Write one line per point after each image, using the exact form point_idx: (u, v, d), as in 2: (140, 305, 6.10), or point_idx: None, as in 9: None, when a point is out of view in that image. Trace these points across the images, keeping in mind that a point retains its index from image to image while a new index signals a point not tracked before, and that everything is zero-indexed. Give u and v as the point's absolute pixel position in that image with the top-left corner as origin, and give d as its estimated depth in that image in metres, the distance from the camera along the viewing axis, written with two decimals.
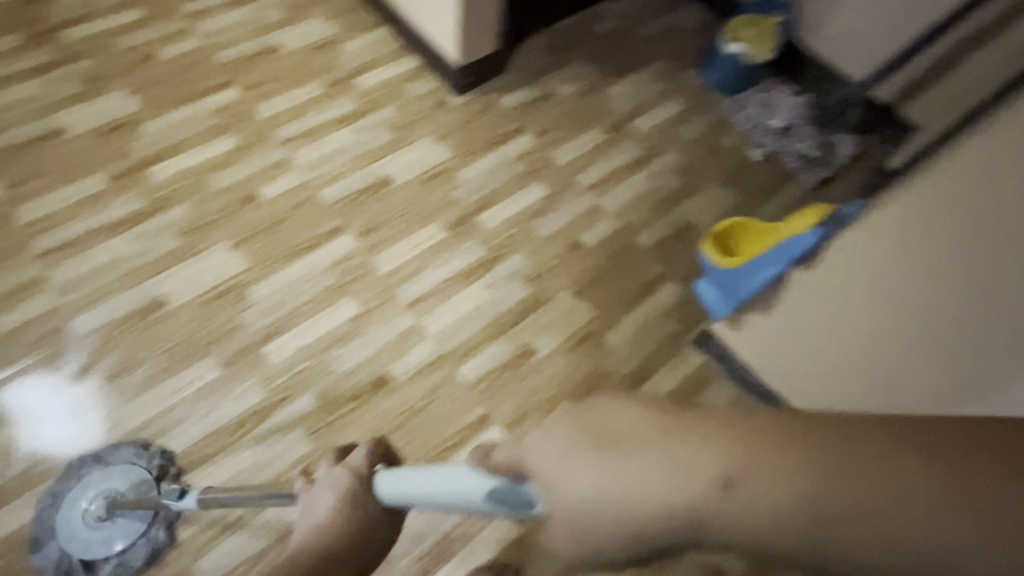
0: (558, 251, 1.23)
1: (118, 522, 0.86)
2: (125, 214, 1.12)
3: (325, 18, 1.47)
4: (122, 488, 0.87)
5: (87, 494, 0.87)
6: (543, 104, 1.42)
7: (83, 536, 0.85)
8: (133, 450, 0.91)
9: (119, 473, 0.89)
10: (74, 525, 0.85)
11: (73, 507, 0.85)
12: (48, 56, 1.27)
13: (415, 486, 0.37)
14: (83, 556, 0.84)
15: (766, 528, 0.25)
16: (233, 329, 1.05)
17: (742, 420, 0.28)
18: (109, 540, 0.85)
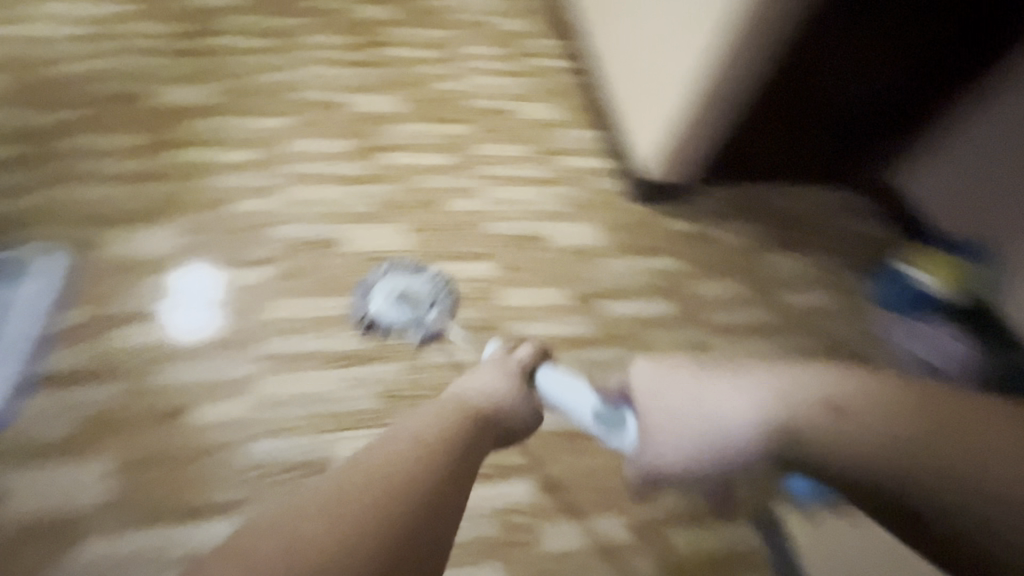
0: (657, 366, 1.27)
1: (397, 305, 1.20)
2: (351, 175, 1.45)
3: (560, 107, 1.77)
4: (424, 290, 1.23)
5: (380, 284, 1.22)
6: (705, 240, 1.52)
7: (381, 304, 1.19)
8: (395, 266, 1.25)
9: (396, 278, 1.23)
10: (376, 296, 1.20)
11: (388, 283, 1.22)
12: (364, 57, 1.74)
13: (567, 388, 0.94)
14: (371, 316, 1.18)
15: (879, 449, 0.77)
16: (372, 287, 1.25)
17: (906, 403, 0.79)
18: (395, 314, 1.18)
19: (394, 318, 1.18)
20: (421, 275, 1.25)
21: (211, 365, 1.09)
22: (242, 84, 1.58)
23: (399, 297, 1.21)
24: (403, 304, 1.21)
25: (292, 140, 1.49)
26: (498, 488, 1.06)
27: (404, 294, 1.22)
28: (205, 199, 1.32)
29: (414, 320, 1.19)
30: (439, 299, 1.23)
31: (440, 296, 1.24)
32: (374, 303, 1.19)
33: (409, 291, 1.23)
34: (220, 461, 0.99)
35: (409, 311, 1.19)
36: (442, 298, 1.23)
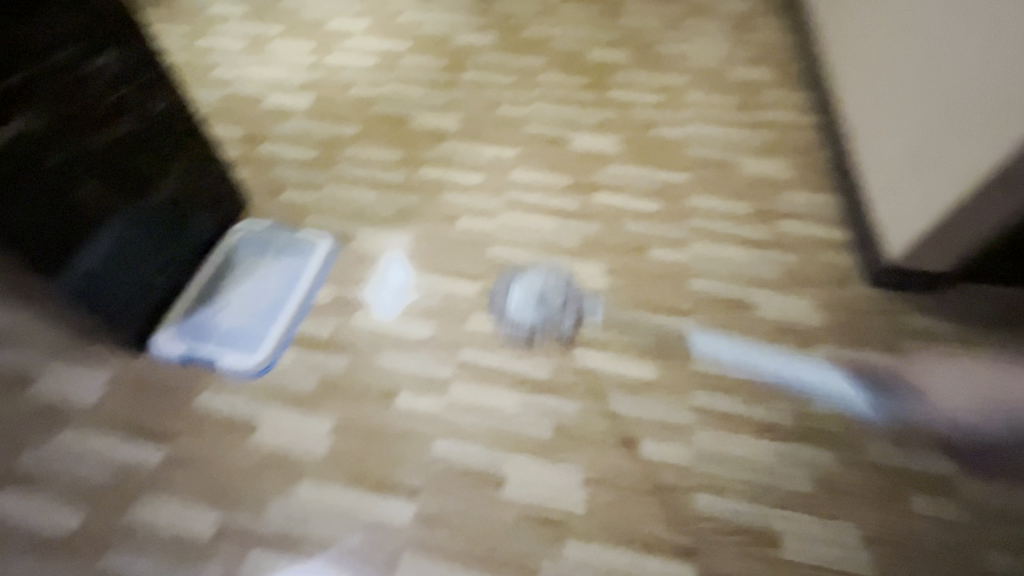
0: (871, 484, 1.06)
1: (542, 303, 1.31)
2: (561, 207, 1.52)
3: (790, 165, 1.63)
4: (553, 291, 1.33)
5: (518, 291, 1.34)
6: (959, 348, 1.23)
7: (523, 307, 1.31)
8: (539, 277, 1.36)
9: (523, 284, 1.35)
10: (520, 304, 1.31)
11: (518, 285, 1.34)
12: (592, 99, 1.83)
13: None
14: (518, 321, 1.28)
15: None
16: (564, 319, 1.29)
17: None
18: (529, 309, 1.30)
19: (534, 319, 1.28)
20: (538, 273, 1.37)
21: (419, 360, 1.24)
22: (484, 116, 1.79)
23: (538, 301, 1.31)
24: (542, 307, 1.31)
25: (515, 168, 1.63)
26: (658, 563, 0.98)
27: (539, 295, 1.32)
28: (438, 213, 1.52)
29: (552, 317, 1.28)
30: (558, 295, 1.32)
31: (564, 300, 1.32)
32: (507, 299, 1.33)
33: (541, 290, 1.33)
34: (412, 448, 1.11)
35: (544, 311, 1.29)
36: (569, 308, 1.30)
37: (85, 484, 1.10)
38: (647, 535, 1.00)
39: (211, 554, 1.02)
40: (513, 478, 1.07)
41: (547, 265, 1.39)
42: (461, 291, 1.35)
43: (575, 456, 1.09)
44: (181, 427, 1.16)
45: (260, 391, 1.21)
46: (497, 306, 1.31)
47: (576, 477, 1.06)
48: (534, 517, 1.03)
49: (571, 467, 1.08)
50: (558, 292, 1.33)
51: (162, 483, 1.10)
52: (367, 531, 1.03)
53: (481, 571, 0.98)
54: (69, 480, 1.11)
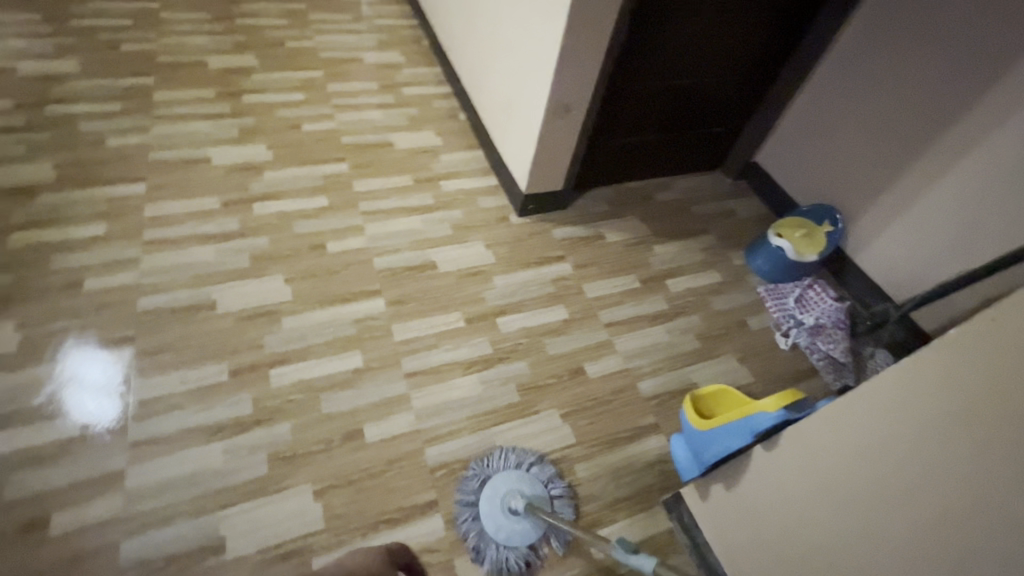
0: (559, 372, 1.28)
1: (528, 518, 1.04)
2: (220, 231, 1.38)
3: (437, 132, 1.78)
4: (540, 493, 1.07)
5: (513, 503, 1.04)
6: (590, 242, 1.56)
7: (518, 527, 1.02)
8: (512, 473, 1.09)
9: (510, 488, 1.06)
10: (506, 525, 1.02)
11: (497, 491, 1.05)
12: (225, 110, 1.68)
13: None
14: (502, 546, 1.01)
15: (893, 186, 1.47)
16: (254, 345, 1.19)
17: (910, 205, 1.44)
18: (524, 535, 1.02)
19: (524, 540, 1.02)
20: (516, 468, 1.10)
21: (72, 465, 0.99)
22: (89, 154, 1.48)
23: (528, 510, 1.04)
24: (531, 518, 1.04)
25: (149, 203, 1.40)
26: (408, 530, 1.01)
27: (529, 503, 1.05)
28: (53, 283, 1.22)
29: (547, 534, 1.03)
30: (557, 501, 1.08)
31: (556, 501, 1.08)
32: (485, 515, 1.03)
33: (531, 497, 1.07)
34: (92, 570, 0.90)
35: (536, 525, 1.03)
36: (561, 509, 1.07)
37: None
38: (392, 510, 1.02)
39: None
40: (237, 533, 0.96)
41: (531, 456, 1.13)
42: (113, 363, 1.12)
43: (301, 476, 1.03)
44: None
45: None
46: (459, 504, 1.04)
47: (306, 496, 1.01)
48: (269, 561, 0.94)
49: (299, 488, 1.02)
50: (551, 494, 1.08)
51: None
52: None
53: None
54: None
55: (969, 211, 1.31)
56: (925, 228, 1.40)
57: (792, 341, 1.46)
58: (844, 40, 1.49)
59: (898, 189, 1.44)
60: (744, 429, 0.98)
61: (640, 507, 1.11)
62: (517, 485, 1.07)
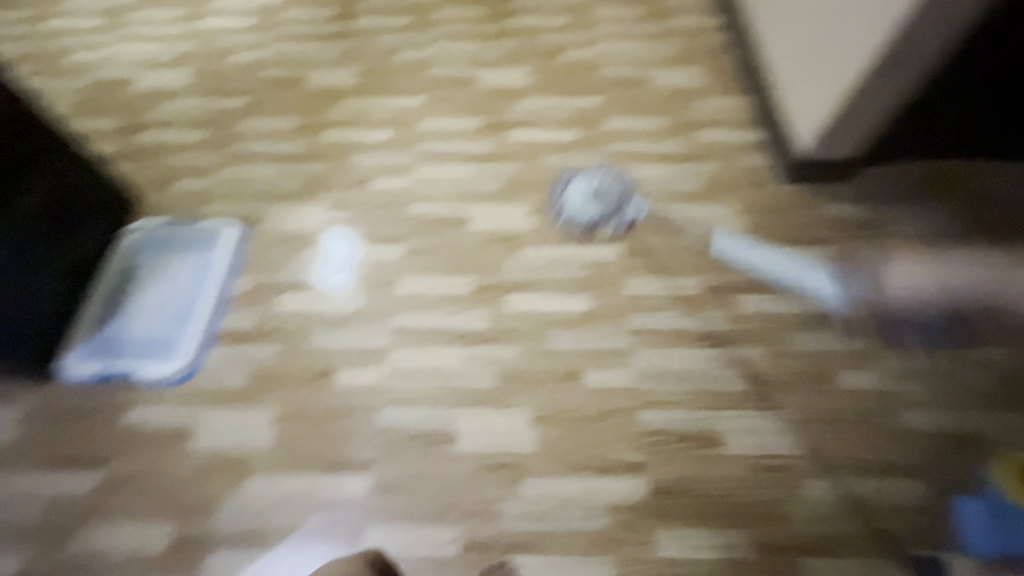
0: (801, 371, 1.12)
1: (594, 203, 1.33)
2: (478, 152, 1.46)
3: (702, 72, 1.59)
4: (610, 191, 1.35)
5: (584, 187, 1.35)
6: (870, 230, 1.29)
7: (578, 200, 1.33)
8: (606, 176, 1.38)
9: (593, 182, 1.36)
10: (578, 202, 1.33)
11: (581, 182, 1.36)
12: (494, 31, 1.72)
13: None
14: (573, 212, 1.32)
15: None
16: (496, 267, 1.26)
17: None
18: (588, 209, 1.31)
19: (592, 214, 1.31)
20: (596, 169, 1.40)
21: (352, 335, 1.20)
22: (383, 65, 1.66)
23: (599, 198, 1.34)
24: (602, 204, 1.33)
25: (424, 117, 1.54)
26: (614, 484, 1.01)
27: (596, 192, 1.34)
28: (350, 177, 1.43)
29: (611, 216, 1.31)
30: (619, 199, 1.33)
31: (620, 199, 1.34)
32: (568, 194, 1.35)
33: (599, 190, 1.35)
34: (359, 423, 1.10)
35: (599, 208, 1.31)
36: (626, 209, 1.33)
37: (20, 525, 1.05)
38: (600, 459, 1.04)
39: (172, 565, 1.01)
40: (465, 431, 1.08)
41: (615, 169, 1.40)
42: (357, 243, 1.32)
43: (522, 399, 1.10)
44: (110, 449, 1.11)
45: (192, 395, 1.15)
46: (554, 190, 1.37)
47: (525, 419, 1.08)
48: (488, 465, 1.04)
49: (519, 410, 1.09)
50: (619, 195, 1.34)
51: (104, 509, 1.06)
52: (325, 512, 1.03)
53: (444, 526, 1.00)
54: (2, 525, 1.05)
55: None
56: None
57: None
58: None
59: None
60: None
61: (874, 553, 0.96)
62: (597, 180, 1.37)
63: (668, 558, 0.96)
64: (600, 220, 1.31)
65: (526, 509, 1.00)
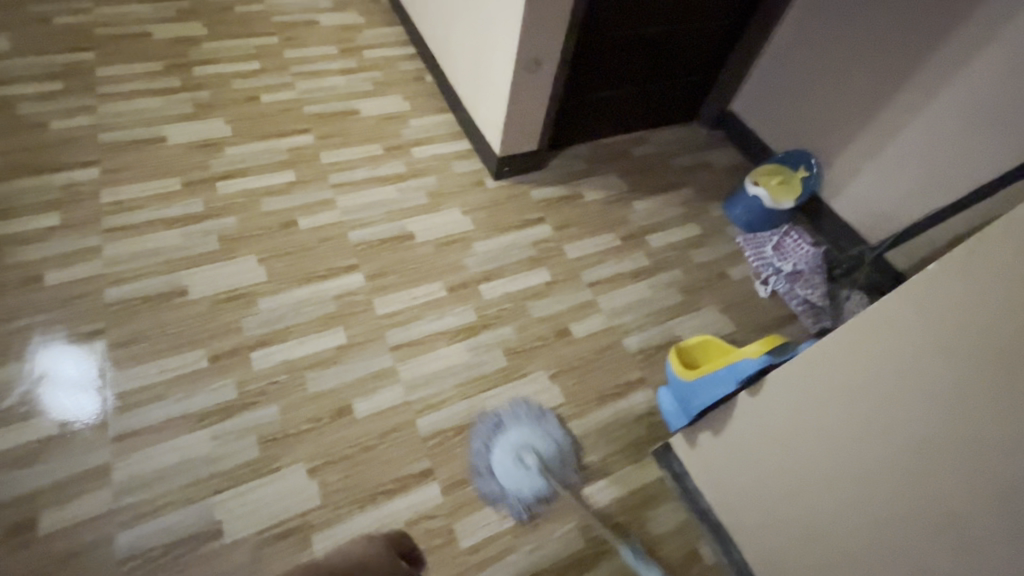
0: (545, 334, 1.27)
1: (528, 472, 1.05)
2: (184, 214, 1.32)
3: (404, 97, 1.71)
4: (551, 449, 1.10)
5: (501, 447, 1.08)
6: (568, 203, 1.53)
7: (514, 474, 1.05)
8: (544, 419, 1.13)
9: (530, 434, 1.10)
10: (525, 483, 1.04)
11: (508, 443, 1.08)
12: (176, 84, 1.58)
13: None
14: (504, 490, 1.04)
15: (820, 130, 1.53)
16: (232, 329, 1.16)
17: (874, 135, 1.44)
18: (525, 483, 1.04)
19: (535, 488, 1.05)
20: (518, 421, 1.12)
21: (56, 464, 0.97)
22: (32, 139, 1.38)
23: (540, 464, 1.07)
24: (544, 469, 1.07)
25: (105, 188, 1.33)
26: (408, 500, 1.02)
27: (540, 457, 1.07)
28: (10, 278, 1.16)
29: (557, 480, 1.06)
30: (566, 455, 1.10)
31: (564, 460, 1.10)
32: (499, 466, 1.06)
33: (543, 451, 1.09)
34: (90, 565, 0.89)
35: (537, 480, 1.05)
36: (568, 462, 1.10)
37: None
38: (389, 482, 1.03)
39: None
40: (234, 516, 0.96)
41: (541, 412, 1.15)
42: (88, 356, 1.09)
43: (293, 456, 1.03)
44: None
45: None
46: (483, 467, 1.06)
47: (301, 474, 1.01)
48: (270, 539, 0.95)
49: (293, 468, 1.02)
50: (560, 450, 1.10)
51: None
52: None
53: None
54: None
55: (946, 141, 1.31)
56: (908, 169, 1.39)
57: (770, 288, 1.49)
58: (780, 35, 1.58)
59: (877, 129, 1.43)
60: (729, 375, 1.01)
61: (633, 458, 1.14)
62: (520, 434, 1.09)
63: (474, 545, 1.00)
64: (541, 493, 1.05)
65: None
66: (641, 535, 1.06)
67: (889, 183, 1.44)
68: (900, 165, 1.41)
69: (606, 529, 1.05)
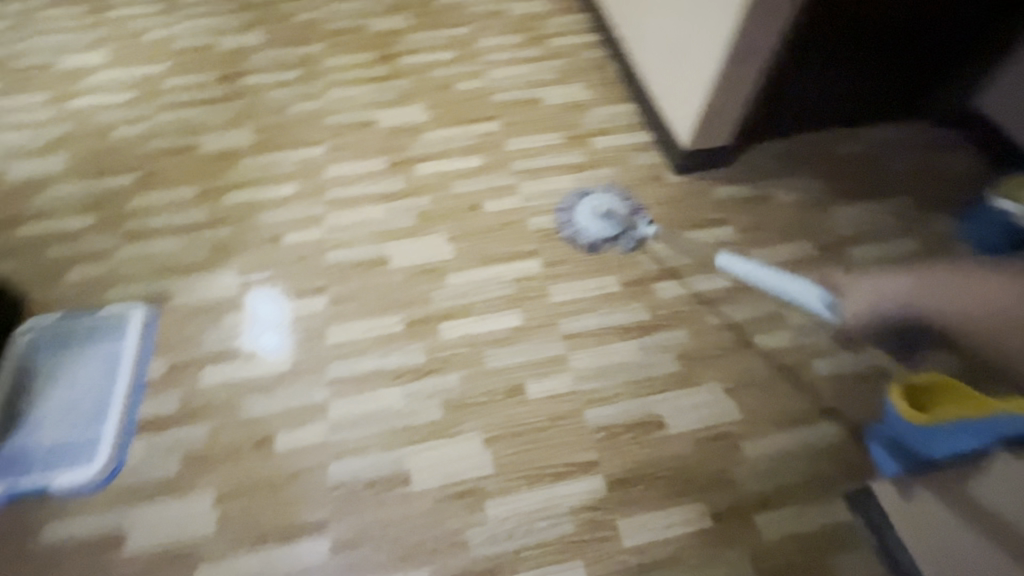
0: (722, 342, 1.20)
1: (603, 225, 1.35)
2: (388, 191, 1.47)
3: (587, 85, 1.71)
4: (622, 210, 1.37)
5: (583, 210, 1.38)
6: (756, 204, 1.41)
7: (591, 226, 1.35)
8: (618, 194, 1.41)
9: (607, 200, 1.38)
10: (594, 226, 1.35)
11: (589, 204, 1.38)
12: (386, 72, 1.76)
13: None
14: (583, 231, 1.35)
15: None
16: (423, 300, 1.28)
17: None
18: (598, 227, 1.34)
19: (600, 232, 1.34)
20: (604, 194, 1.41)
21: (287, 395, 1.16)
22: (278, 120, 1.65)
23: (609, 217, 1.36)
24: (611, 222, 1.35)
25: (328, 164, 1.54)
26: (572, 487, 1.04)
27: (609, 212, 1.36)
28: (260, 236, 1.40)
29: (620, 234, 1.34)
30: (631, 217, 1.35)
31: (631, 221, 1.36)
32: (579, 214, 1.38)
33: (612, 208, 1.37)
34: (307, 483, 1.06)
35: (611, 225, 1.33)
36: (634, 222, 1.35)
37: None
38: (555, 465, 1.06)
39: None
40: (419, 468, 1.07)
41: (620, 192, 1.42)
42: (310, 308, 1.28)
43: (470, 425, 1.10)
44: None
45: (116, 497, 1.06)
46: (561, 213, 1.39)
47: (476, 443, 1.09)
48: (448, 495, 1.04)
49: (470, 435, 1.09)
50: (625, 210, 1.38)
51: None
52: None
53: (413, 569, 0.98)
54: None
55: None
56: None
57: None
58: None
59: None
60: (988, 430, 0.91)
61: (817, 495, 1.03)
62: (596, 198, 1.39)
63: (635, 545, 0.99)
64: (609, 238, 1.34)
65: (492, 531, 1.00)
66: None
67: None
68: None
69: (781, 563, 0.97)
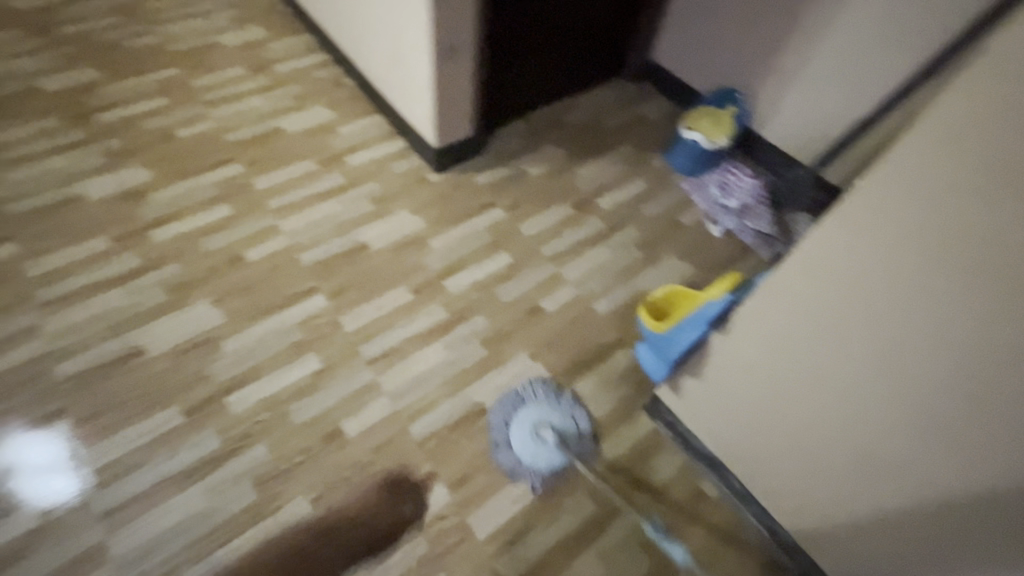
0: (517, 316, 1.28)
1: (546, 448, 1.08)
2: (121, 271, 1.25)
3: (328, 105, 1.66)
4: (566, 426, 1.12)
5: (517, 425, 1.10)
6: (514, 183, 1.53)
7: (533, 452, 1.08)
8: (550, 392, 1.16)
9: (550, 409, 1.13)
10: (537, 448, 1.08)
11: (527, 418, 1.11)
12: (80, 136, 1.48)
13: None
14: (526, 464, 1.07)
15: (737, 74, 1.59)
16: (200, 379, 1.12)
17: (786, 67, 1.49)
18: (545, 458, 1.07)
19: (549, 465, 1.07)
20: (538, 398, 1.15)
21: (45, 555, 0.93)
22: None
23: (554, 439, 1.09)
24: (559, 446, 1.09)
25: (27, 261, 1.25)
26: (415, 506, 1.02)
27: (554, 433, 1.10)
28: None
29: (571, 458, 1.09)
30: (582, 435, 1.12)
31: (580, 437, 1.13)
32: (512, 430, 1.10)
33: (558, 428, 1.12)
34: None
35: (558, 454, 1.07)
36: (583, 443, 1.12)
37: None
38: (393, 493, 1.03)
39: None
40: (244, 564, 0.95)
41: (559, 392, 1.17)
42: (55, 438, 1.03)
43: (291, 492, 1.01)
44: None
45: None
46: (499, 411, 1.12)
47: (303, 508, 1.00)
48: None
49: (294, 503, 1.00)
50: (581, 430, 1.13)
51: None
52: None
53: None
54: None
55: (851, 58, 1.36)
56: (824, 89, 1.44)
57: (723, 227, 1.53)
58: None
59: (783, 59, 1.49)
60: (699, 318, 0.96)
61: (624, 418, 1.18)
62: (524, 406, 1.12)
63: (489, 534, 1.02)
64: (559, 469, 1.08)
65: None
66: (645, 488, 1.10)
67: (811, 110, 1.49)
68: (816, 90, 1.46)
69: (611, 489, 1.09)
